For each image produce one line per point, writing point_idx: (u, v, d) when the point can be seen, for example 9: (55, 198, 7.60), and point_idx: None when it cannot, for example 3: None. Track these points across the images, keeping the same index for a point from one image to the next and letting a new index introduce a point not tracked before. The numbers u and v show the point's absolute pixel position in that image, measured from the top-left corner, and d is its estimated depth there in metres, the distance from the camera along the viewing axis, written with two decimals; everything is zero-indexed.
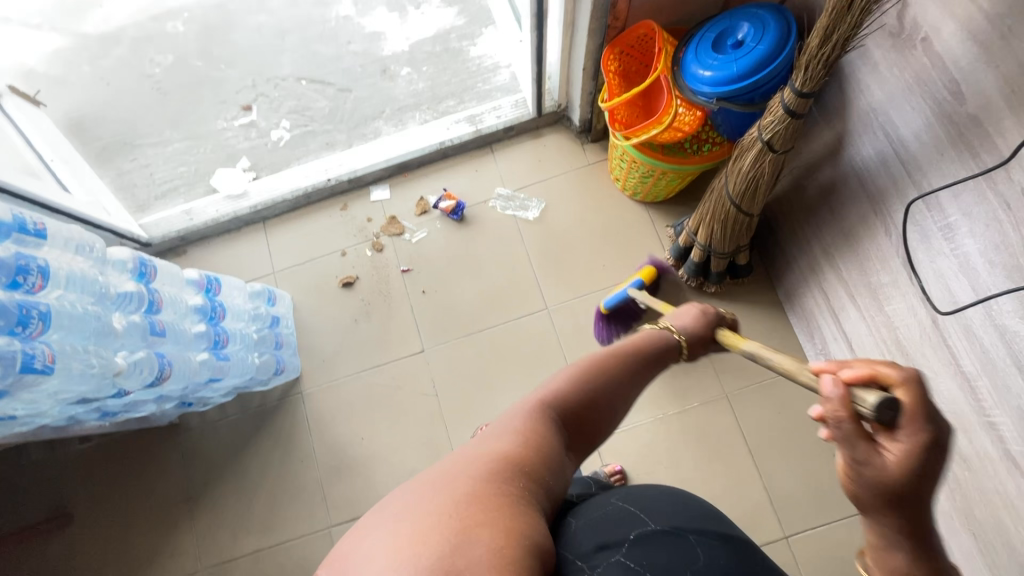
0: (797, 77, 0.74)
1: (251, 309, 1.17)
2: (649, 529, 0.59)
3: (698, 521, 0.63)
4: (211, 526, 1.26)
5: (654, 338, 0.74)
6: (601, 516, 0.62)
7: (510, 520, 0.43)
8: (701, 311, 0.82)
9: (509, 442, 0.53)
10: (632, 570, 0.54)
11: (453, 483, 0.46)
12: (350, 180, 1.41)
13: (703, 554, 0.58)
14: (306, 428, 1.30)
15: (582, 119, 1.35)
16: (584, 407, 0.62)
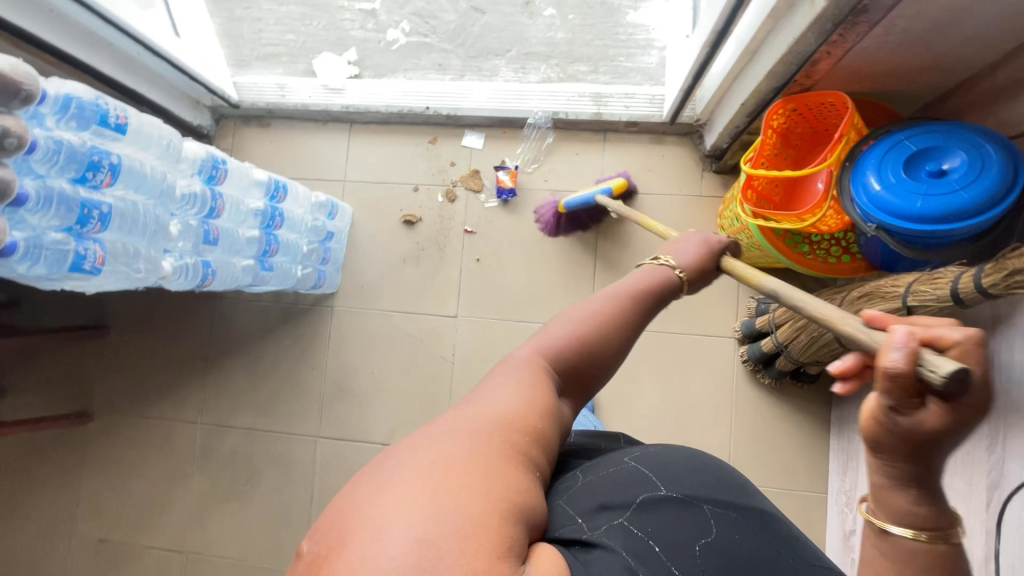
0: (992, 273, 0.60)
1: (310, 221, 1.16)
2: (658, 494, 0.50)
3: (721, 491, 0.53)
4: (219, 390, 1.36)
5: (653, 278, 0.62)
6: (608, 472, 0.54)
7: (501, 487, 0.39)
8: (700, 240, 0.69)
9: (507, 399, 0.47)
10: (636, 540, 0.46)
11: (451, 450, 0.40)
12: (448, 115, 1.31)
13: (723, 530, 0.49)
14: (325, 341, 1.34)
15: (714, 147, 1.18)
16: (586, 359, 0.54)
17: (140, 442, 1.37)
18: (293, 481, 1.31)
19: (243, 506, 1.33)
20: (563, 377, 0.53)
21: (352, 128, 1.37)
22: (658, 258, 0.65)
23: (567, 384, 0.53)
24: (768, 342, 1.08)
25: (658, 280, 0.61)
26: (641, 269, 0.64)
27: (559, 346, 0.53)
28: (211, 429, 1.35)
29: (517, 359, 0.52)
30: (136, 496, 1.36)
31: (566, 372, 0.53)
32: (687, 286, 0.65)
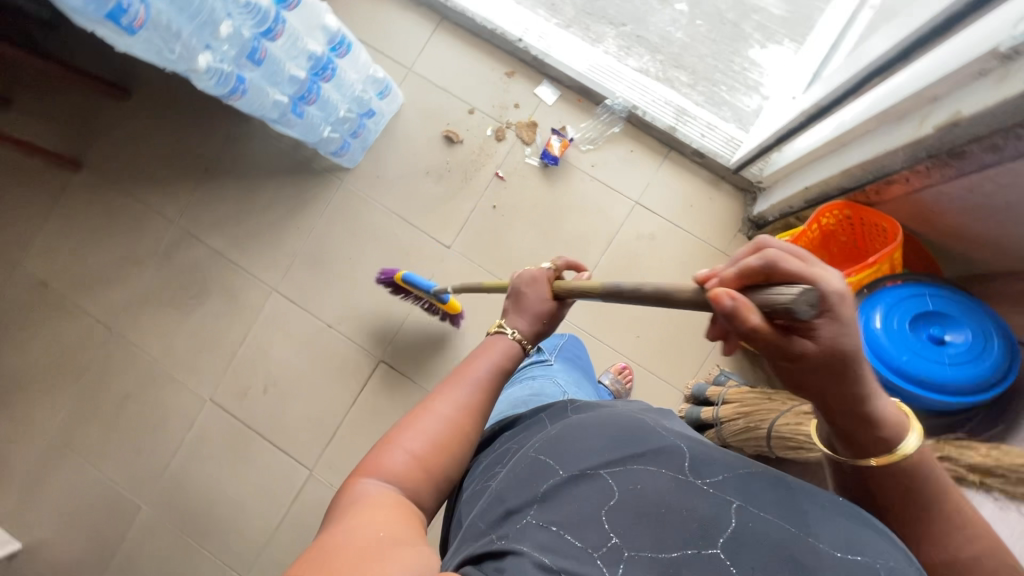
0: None
1: (358, 91, 1.13)
2: (558, 481, 0.51)
3: (623, 442, 0.54)
4: (205, 203, 1.36)
5: (492, 354, 0.65)
6: (512, 475, 0.55)
7: (378, 565, 0.40)
8: (529, 280, 0.71)
9: (361, 510, 0.48)
10: (549, 534, 0.46)
11: (295, 573, 0.40)
12: (536, 57, 1.26)
13: (625, 487, 0.49)
14: (320, 209, 1.33)
15: (761, 213, 1.17)
16: (436, 455, 0.57)
17: (114, 215, 1.38)
18: (234, 317, 1.34)
19: (181, 317, 1.36)
20: (420, 479, 0.55)
21: (442, 23, 1.32)
22: (496, 325, 0.68)
23: (424, 481, 0.55)
24: (708, 412, 1.09)
25: (499, 357, 0.65)
26: (483, 344, 0.67)
27: (409, 448, 0.56)
28: (182, 235, 1.36)
29: (367, 471, 0.54)
30: (88, 259, 1.39)
31: (419, 472, 0.55)
32: (531, 347, 0.68)
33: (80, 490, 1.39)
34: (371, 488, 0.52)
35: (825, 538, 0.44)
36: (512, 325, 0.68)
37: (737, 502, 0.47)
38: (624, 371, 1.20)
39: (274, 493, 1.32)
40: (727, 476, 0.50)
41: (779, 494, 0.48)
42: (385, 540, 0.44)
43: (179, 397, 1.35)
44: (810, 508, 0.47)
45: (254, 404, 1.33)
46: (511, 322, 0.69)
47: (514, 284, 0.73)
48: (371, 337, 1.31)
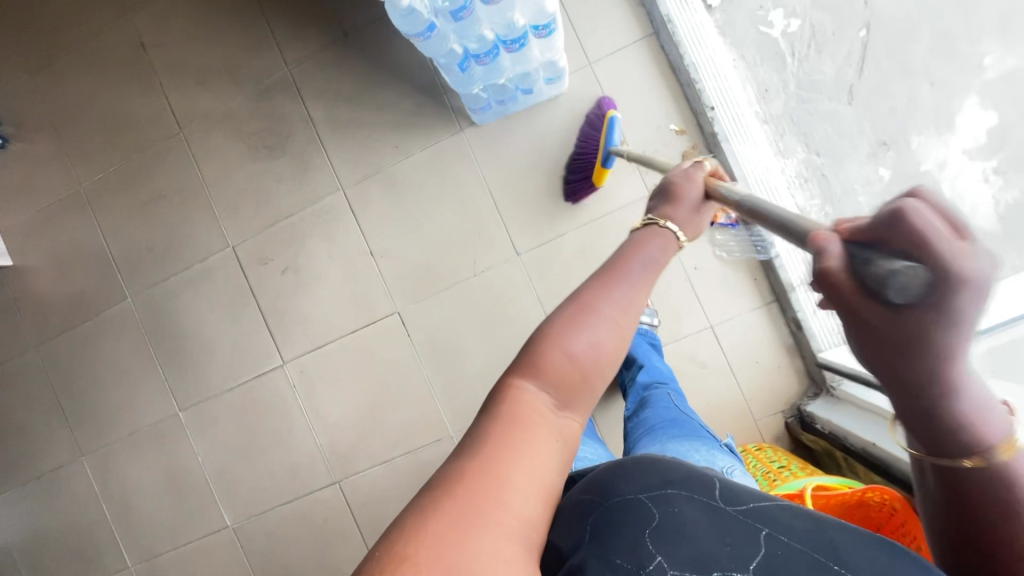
0: None
1: (530, 70, 1.02)
2: (597, 508, 0.52)
3: (649, 472, 0.55)
4: (324, 67, 1.27)
5: (647, 252, 0.62)
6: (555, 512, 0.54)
7: (494, 501, 0.43)
8: (686, 180, 0.70)
9: (518, 429, 0.48)
10: (611, 563, 0.47)
11: (464, 500, 0.43)
12: (714, 135, 1.15)
13: (660, 510, 0.50)
14: (425, 142, 1.25)
15: (812, 415, 1.11)
16: (596, 372, 0.54)
17: (237, 23, 1.29)
18: (291, 188, 1.30)
19: (246, 158, 1.32)
20: (576, 388, 0.53)
21: (650, 37, 1.19)
22: (646, 219, 0.67)
23: (578, 393, 0.53)
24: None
25: (651, 254, 0.62)
26: (638, 241, 0.64)
27: (572, 354, 0.53)
28: (287, 83, 1.29)
29: (528, 371, 0.52)
30: (193, 48, 1.32)
31: (579, 381, 0.53)
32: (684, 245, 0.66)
33: (82, 250, 1.40)
34: (532, 398, 0.51)
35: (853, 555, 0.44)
36: (662, 216, 0.66)
37: (765, 529, 0.48)
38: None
39: (242, 360, 1.35)
40: (753, 505, 0.51)
41: (853, 534, 0.47)
42: (533, 486, 0.46)
43: (206, 226, 1.34)
44: (838, 539, 0.46)
45: (267, 275, 1.32)
46: (665, 214, 0.67)
47: (664, 182, 0.72)
48: (401, 286, 1.28)
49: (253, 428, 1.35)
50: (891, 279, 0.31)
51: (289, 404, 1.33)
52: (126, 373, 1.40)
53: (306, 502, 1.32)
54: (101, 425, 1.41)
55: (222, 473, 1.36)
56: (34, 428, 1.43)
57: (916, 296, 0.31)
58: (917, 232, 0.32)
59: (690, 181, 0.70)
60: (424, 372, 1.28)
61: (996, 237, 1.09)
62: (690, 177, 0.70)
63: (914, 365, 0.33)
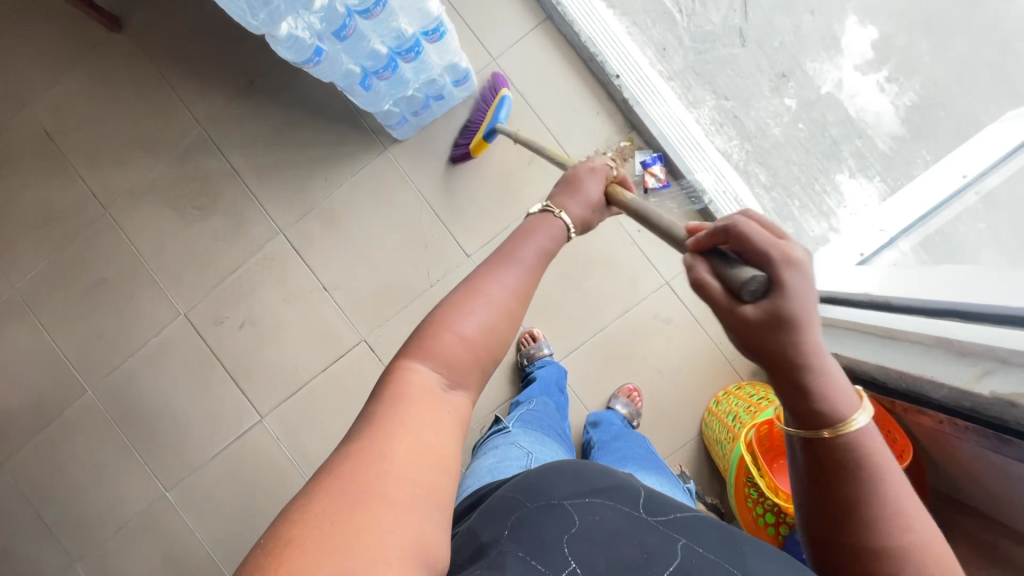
0: None
1: (434, 75, 1.04)
2: (521, 514, 0.61)
3: (583, 485, 0.66)
4: (237, 117, 1.27)
5: (540, 237, 0.65)
6: (484, 515, 0.64)
7: (397, 481, 0.43)
8: (588, 170, 0.74)
9: (408, 408, 0.48)
10: (519, 561, 0.54)
11: (362, 472, 0.43)
12: (626, 101, 1.19)
13: (585, 517, 0.59)
14: (355, 169, 1.26)
15: None
16: (482, 350, 0.56)
17: (140, 94, 1.28)
18: (232, 242, 1.29)
19: (178, 224, 1.30)
20: (467, 370, 0.54)
21: (545, 23, 1.23)
22: (543, 206, 0.69)
23: (468, 371, 0.55)
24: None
25: (541, 238, 0.65)
26: (528, 228, 0.67)
27: (462, 335, 0.54)
28: (204, 141, 1.28)
29: (418, 354, 0.53)
30: (100, 128, 1.30)
31: (469, 365, 0.55)
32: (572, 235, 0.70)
33: (28, 354, 1.35)
34: (422, 375, 0.52)
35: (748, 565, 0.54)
36: (559, 207, 0.69)
37: (682, 540, 0.57)
38: (633, 395, 1.21)
39: (220, 425, 1.32)
40: (674, 517, 0.61)
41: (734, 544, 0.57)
42: (438, 461, 0.46)
43: (153, 299, 1.32)
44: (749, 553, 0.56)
45: (225, 334, 1.31)
46: (561, 203, 0.70)
47: (568, 174, 0.75)
48: (362, 313, 1.28)
49: (245, 491, 1.31)
50: (750, 285, 0.41)
51: (278, 458, 1.30)
52: (98, 472, 1.34)
53: None
54: (85, 529, 1.34)
55: (222, 546, 1.31)
56: (10, 551, 1.35)
57: (765, 294, 0.42)
58: (742, 237, 0.43)
59: (596, 175, 0.74)
60: None
61: (903, 138, 1.18)
62: (601, 173, 0.74)
63: (784, 343, 0.42)
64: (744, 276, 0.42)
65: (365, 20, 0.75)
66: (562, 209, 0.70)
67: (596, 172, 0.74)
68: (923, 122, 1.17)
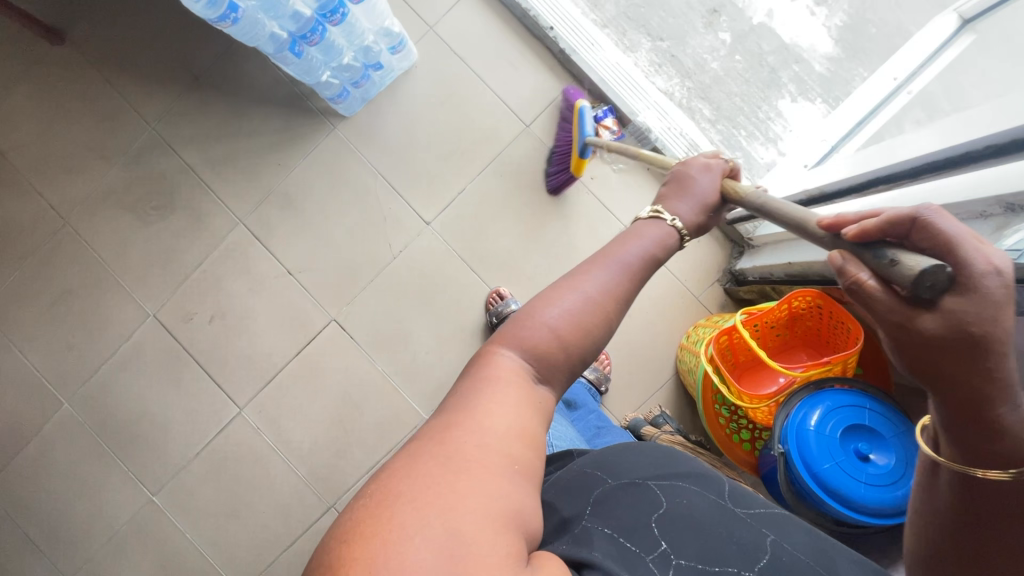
0: None
1: (368, 42, 1.06)
2: (607, 489, 0.58)
3: (661, 466, 0.61)
4: (186, 113, 1.29)
5: (642, 239, 0.63)
6: (559, 489, 0.62)
7: (494, 467, 0.43)
8: (699, 168, 0.70)
9: (500, 389, 0.50)
10: (609, 540, 0.50)
11: (462, 445, 0.44)
12: (562, 52, 1.21)
13: (670, 499, 0.55)
14: (307, 150, 1.28)
15: (744, 270, 1.15)
16: (575, 341, 0.56)
17: (87, 101, 1.30)
18: (193, 238, 1.30)
19: (137, 227, 1.31)
20: (559, 355, 0.55)
21: None
22: (653, 210, 0.66)
23: (556, 366, 0.55)
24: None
25: (647, 243, 0.63)
26: (632, 229, 0.65)
27: (552, 328, 0.55)
28: (156, 140, 1.29)
29: (510, 342, 0.54)
30: (52, 140, 1.31)
31: (560, 354, 0.55)
32: (689, 238, 0.67)
33: None
34: (510, 359, 0.53)
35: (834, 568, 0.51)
36: (671, 210, 0.66)
37: (771, 536, 0.53)
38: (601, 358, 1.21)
39: (198, 422, 1.31)
40: (760, 511, 0.57)
41: (808, 541, 0.54)
42: (530, 450, 0.47)
43: (120, 304, 1.32)
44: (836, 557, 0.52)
45: (195, 330, 1.30)
46: (669, 207, 0.67)
47: (673, 171, 0.71)
48: (329, 293, 1.28)
49: (232, 485, 1.30)
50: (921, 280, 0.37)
51: (260, 448, 1.29)
52: (82, 485, 1.33)
53: (307, 541, 1.27)
54: (73, 545, 1.32)
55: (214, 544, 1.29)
56: None
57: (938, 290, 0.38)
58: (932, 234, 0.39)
59: (707, 178, 0.70)
60: (379, 366, 1.28)
61: (839, 59, 1.20)
62: (709, 171, 0.70)
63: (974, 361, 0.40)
64: (908, 268, 0.38)
65: None
66: (674, 212, 0.66)
67: (706, 171, 0.69)
68: (857, 41, 1.19)
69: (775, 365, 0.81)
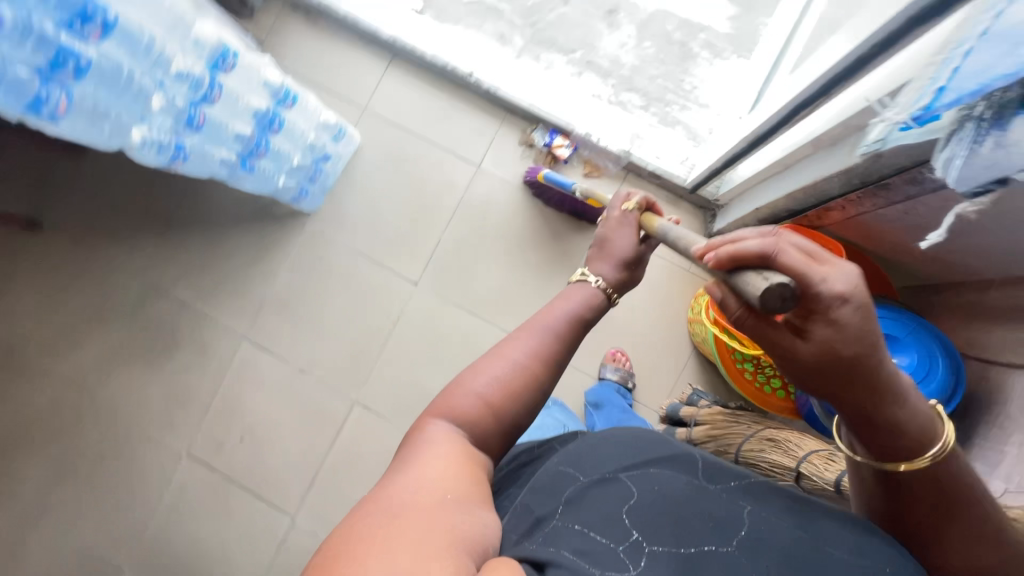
0: None
1: (312, 139, 1.13)
2: (580, 484, 0.57)
3: (632, 456, 0.61)
4: (168, 257, 1.36)
5: (569, 300, 0.67)
6: (533, 489, 0.59)
7: (438, 516, 0.44)
8: (614, 223, 0.72)
9: (436, 450, 0.52)
10: (579, 535, 0.50)
11: (402, 501, 0.44)
12: (488, 90, 1.29)
13: (643, 487, 0.55)
14: (287, 253, 1.33)
15: (720, 231, 1.18)
16: (508, 402, 0.58)
17: (77, 276, 1.37)
18: (205, 368, 1.34)
19: (151, 375, 1.35)
20: (491, 422, 0.57)
21: (395, 61, 1.34)
22: (578, 273, 0.70)
23: (488, 426, 0.57)
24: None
25: (572, 303, 0.66)
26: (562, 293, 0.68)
27: (483, 392, 0.58)
28: (149, 289, 1.36)
29: (440, 412, 0.57)
30: (51, 321, 1.37)
31: (491, 420, 0.57)
32: (615, 296, 0.69)
33: None
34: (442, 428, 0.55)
35: (823, 532, 0.52)
36: (595, 271, 0.69)
37: (747, 507, 0.54)
38: (619, 357, 1.21)
39: (257, 546, 1.30)
40: (733, 485, 0.58)
41: (790, 508, 0.55)
42: (472, 500, 0.48)
43: (154, 453, 1.34)
44: (815, 524, 0.53)
45: (230, 455, 1.32)
46: (593, 269, 0.70)
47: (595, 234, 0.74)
48: (345, 378, 1.31)
49: None
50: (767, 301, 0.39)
51: None
52: None
53: None
54: None
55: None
56: None
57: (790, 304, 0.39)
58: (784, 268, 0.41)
59: (624, 225, 0.72)
60: None
61: (739, 15, 1.27)
62: (625, 217, 0.72)
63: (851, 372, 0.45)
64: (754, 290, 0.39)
65: (211, 106, 0.86)
66: (599, 273, 0.69)
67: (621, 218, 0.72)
68: None
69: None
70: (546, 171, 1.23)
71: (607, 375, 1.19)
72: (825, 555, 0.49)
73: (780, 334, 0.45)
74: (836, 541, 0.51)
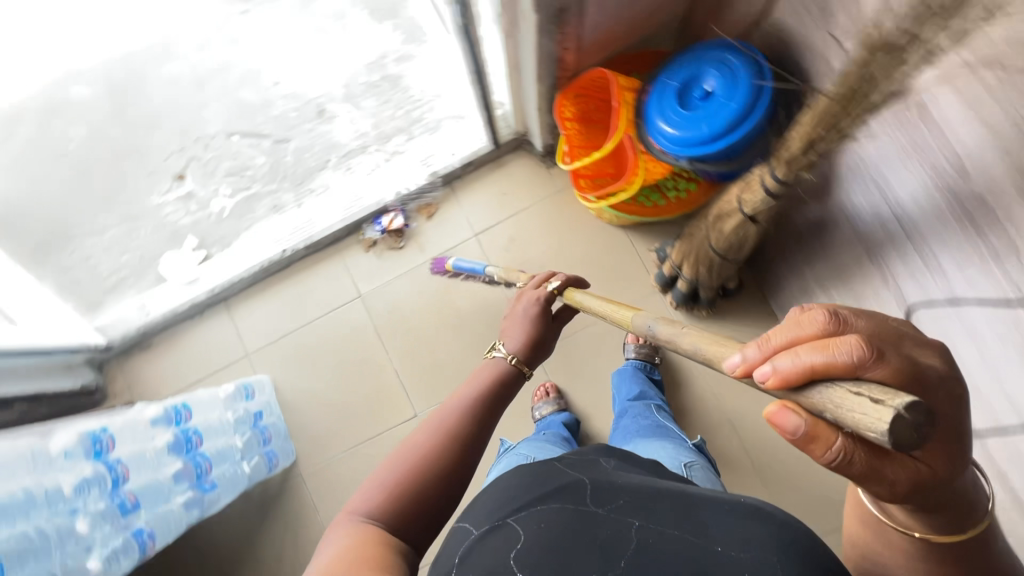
0: (777, 166, 0.73)
1: (234, 416, 1.13)
2: (471, 538, 0.63)
3: (520, 493, 0.67)
4: None
5: (479, 379, 0.71)
6: (439, 559, 0.65)
7: None
8: (527, 301, 0.84)
9: (348, 553, 0.50)
10: None
11: None
12: (307, 246, 1.33)
13: (529, 527, 0.60)
14: (312, 507, 1.27)
15: (545, 145, 1.25)
16: (426, 488, 0.58)
17: None
18: None
19: None
20: (410, 505, 0.57)
21: (229, 301, 1.35)
22: (493, 350, 0.77)
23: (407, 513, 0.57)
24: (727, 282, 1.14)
25: (479, 382, 0.71)
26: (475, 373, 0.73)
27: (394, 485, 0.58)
28: None
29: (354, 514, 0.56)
30: None
31: (411, 504, 0.57)
32: (526, 368, 0.76)
33: None
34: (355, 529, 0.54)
35: (711, 533, 0.58)
36: (508, 347, 0.77)
37: (636, 522, 0.60)
38: (640, 334, 1.23)
39: None
40: (620, 500, 0.63)
41: (678, 510, 0.62)
42: None
43: None
44: (694, 529, 0.59)
45: None
46: (506, 343, 0.78)
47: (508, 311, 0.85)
48: None
49: None
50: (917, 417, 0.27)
51: None
52: None
53: None
54: None
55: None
56: None
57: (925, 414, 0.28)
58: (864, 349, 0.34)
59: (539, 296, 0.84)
60: None
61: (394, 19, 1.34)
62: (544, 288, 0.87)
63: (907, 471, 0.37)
64: (874, 412, 0.28)
65: (130, 480, 0.86)
66: (510, 346, 0.77)
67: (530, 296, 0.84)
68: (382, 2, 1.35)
69: (615, 142, 0.86)
70: (455, 263, 1.24)
71: (630, 355, 1.21)
72: (713, 558, 0.55)
73: (885, 464, 0.35)
74: (724, 537, 0.57)
